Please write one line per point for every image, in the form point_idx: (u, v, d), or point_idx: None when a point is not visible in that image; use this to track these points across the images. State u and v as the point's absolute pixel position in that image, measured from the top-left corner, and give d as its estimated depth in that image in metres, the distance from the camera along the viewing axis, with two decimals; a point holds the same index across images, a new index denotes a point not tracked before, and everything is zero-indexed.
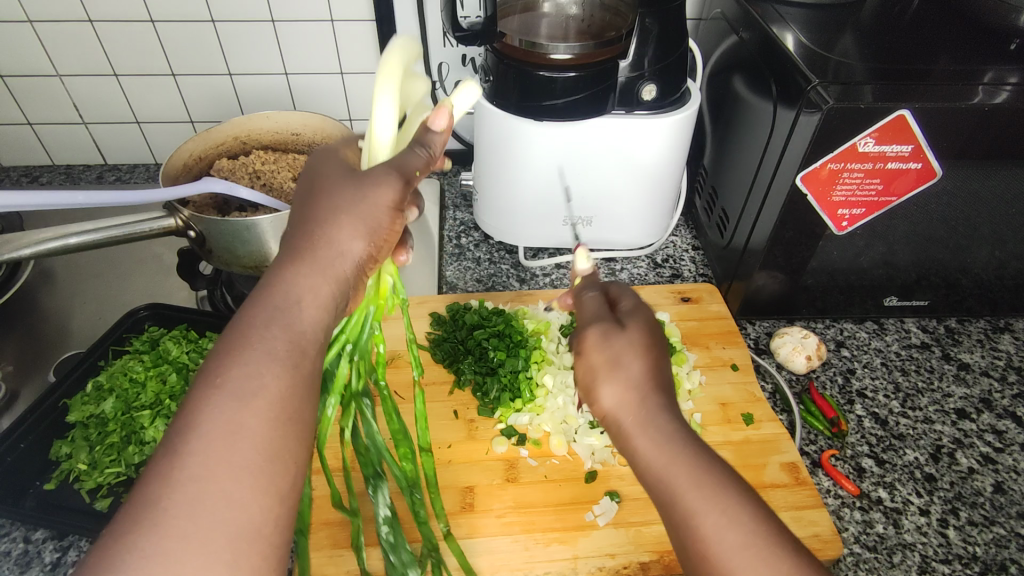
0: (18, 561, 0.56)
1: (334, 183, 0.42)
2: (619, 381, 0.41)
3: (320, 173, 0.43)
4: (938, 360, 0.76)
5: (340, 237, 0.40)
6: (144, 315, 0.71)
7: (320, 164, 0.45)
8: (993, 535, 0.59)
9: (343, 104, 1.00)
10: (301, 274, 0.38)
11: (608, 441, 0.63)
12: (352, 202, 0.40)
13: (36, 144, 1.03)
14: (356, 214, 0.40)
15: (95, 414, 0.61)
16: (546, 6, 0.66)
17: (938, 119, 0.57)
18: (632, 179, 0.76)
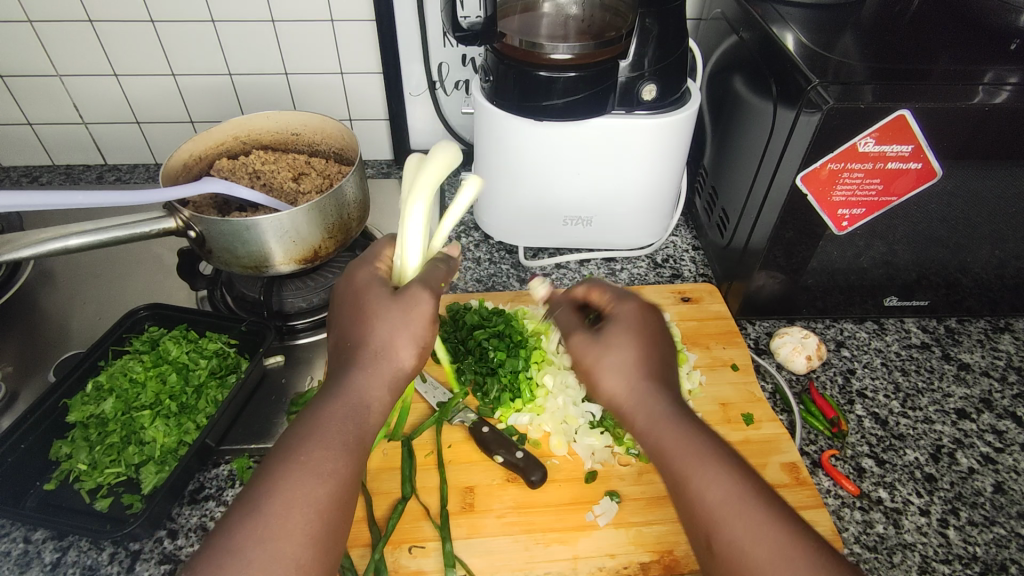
0: (17, 561, 0.56)
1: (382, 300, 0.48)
2: (615, 368, 0.48)
3: (368, 297, 0.49)
4: (938, 360, 0.76)
5: (392, 353, 0.47)
6: (144, 316, 0.70)
7: (362, 284, 0.51)
8: (994, 535, 0.59)
9: (343, 105, 1.00)
10: (360, 377, 0.46)
11: (608, 441, 0.63)
12: (397, 321, 0.47)
13: (36, 144, 1.03)
14: (410, 336, 0.47)
15: (95, 414, 0.61)
16: (546, 6, 0.66)
17: (938, 119, 0.57)
18: (632, 179, 0.76)
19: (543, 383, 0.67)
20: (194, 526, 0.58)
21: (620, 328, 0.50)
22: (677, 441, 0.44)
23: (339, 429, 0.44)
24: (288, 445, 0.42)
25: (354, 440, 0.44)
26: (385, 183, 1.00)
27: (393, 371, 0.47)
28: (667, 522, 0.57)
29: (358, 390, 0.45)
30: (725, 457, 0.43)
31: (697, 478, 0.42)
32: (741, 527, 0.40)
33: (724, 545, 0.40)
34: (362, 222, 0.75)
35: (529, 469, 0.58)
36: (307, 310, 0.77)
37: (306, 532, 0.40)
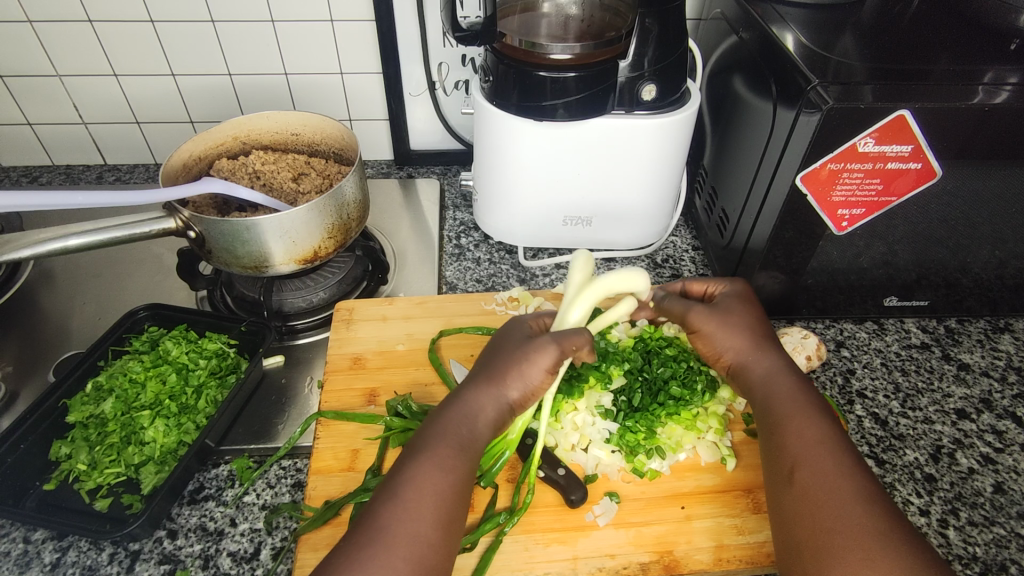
0: (17, 561, 0.56)
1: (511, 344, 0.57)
2: (728, 333, 0.61)
3: (496, 343, 0.59)
4: (938, 360, 0.76)
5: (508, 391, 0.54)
6: (144, 316, 0.70)
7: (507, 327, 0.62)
8: (994, 535, 0.59)
9: (343, 105, 1.00)
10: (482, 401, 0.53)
11: (619, 461, 0.61)
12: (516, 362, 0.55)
13: (35, 144, 1.03)
14: (520, 374, 0.54)
15: (95, 414, 0.61)
16: (546, 6, 0.66)
17: (937, 119, 0.57)
18: (631, 178, 0.76)
19: (573, 398, 0.65)
20: (194, 527, 0.58)
21: (729, 299, 0.64)
22: (788, 398, 0.55)
23: (457, 435, 0.51)
24: (416, 444, 0.50)
25: (468, 447, 0.51)
26: (385, 183, 1.00)
27: (503, 399, 0.54)
28: (666, 521, 0.57)
29: (473, 404, 0.53)
30: (833, 425, 0.53)
31: (794, 425, 0.53)
32: (827, 466, 0.49)
33: (806, 475, 0.49)
34: (362, 222, 0.75)
35: (571, 488, 0.57)
36: (306, 310, 0.77)
37: (434, 513, 0.46)
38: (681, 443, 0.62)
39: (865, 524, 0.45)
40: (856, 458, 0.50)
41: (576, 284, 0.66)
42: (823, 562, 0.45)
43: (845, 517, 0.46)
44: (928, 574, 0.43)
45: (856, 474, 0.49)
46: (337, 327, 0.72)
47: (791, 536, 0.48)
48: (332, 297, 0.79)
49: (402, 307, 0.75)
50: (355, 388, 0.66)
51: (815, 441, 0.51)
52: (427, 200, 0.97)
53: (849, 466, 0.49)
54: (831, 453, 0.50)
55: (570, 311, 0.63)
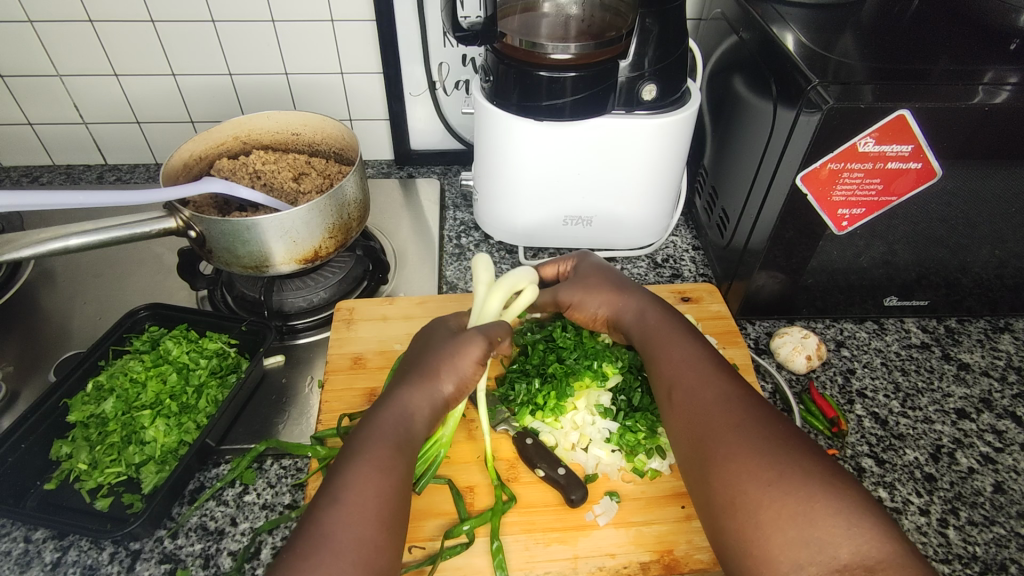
0: (18, 560, 0.56)
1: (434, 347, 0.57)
2: (602, 282, 0.66)
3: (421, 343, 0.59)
4: (938, 359, 0.76)
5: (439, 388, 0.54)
6: (144, 316, 0.70)
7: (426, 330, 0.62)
8: (994, 535, 0.59)
9: (343, 105, 1.00)
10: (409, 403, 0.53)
11: (619, 460, 0.61)
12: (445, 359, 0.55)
13: (36, 144, 1.03)
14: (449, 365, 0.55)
15: (96, 414, 0.61)
16: (546, 6, 0.66)
17: (938, 119, 0.57)
18: (631, 180, 0.76)
19: (573, 397, 0.65)
20: (194, 526, 0.58)
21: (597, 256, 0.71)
22: (658, 329, 0.60)
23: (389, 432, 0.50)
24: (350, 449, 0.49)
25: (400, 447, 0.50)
26: (385, 183, 1.00)
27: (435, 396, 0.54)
28: (666, 520, 0.57)
29: (404, 406, 0.52)
30: (694, 343, 0.58)
31: (665, 351, 0.58)
32: (692, 382, 0.54)
33: (681, 394, 0.54)
34: (362, 222, 0.75)
35: (571, 488, 0.57)
36: (307, 310, 0.77)
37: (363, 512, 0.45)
38: None
39: (735, 425, 0.49)
40: (719, 368, 0.55)
41: (481, 283, 0.68)
42: (708, 465, 0.49)
43: (715, 421, 0.50)
44: (790, 456, 0.46)
45: (719, 382, 0.53)
46: (338, 327, 0.72)
47: (683, 453, 0.52)
48: (332, 297, 0.79)
49: (402, 307, 0.75)
50: (356, 388, 0.66)
51: (683, 362, 0.56)
52: (427, 200, 0.97)
53: (716, 378, 0.54)
54: (697, 370, 0.55)
55: (487, 306, 0.66)
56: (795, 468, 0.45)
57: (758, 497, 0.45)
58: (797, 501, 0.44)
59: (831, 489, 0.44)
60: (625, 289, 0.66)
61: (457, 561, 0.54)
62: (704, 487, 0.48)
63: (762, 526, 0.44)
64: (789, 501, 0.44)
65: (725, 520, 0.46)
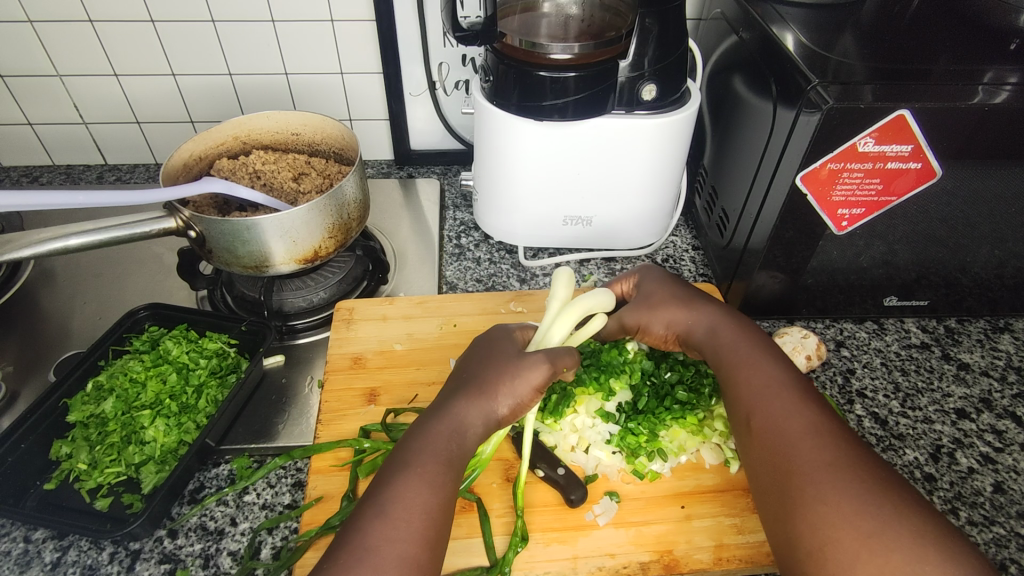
0: (17, 560, 0.56)
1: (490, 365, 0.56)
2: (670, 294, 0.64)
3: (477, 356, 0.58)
4: (938, 359, 0.76)
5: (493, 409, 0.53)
6: (144, 316, 0.70)
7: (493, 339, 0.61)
8: (994, 535, 0.59)
9: (343, 105, 1.00)
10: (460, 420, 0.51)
11: (620, 461, 0.61)
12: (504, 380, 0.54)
13: (36, 144, 1.03)
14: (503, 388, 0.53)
15: (95, 414, 0.61)
16: (546, 6, 0.66)
17: (937, 118, 0.57)
18: (631, 180, 0.76)
19: (573, 400, 0.65)
20: (194, 526, 0.58)
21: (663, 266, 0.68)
22: (734, 348, 0.58)
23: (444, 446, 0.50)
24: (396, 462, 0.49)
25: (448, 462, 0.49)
26: (385, 183, 1.00)
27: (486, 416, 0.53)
28: (667, 521, 0.57)
29: (452, 421, 0.51)
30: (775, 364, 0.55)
31: (744, 373, 0.55)
32: (775, 409, 0.52)
33: (761, 422, 0.52)
34: (362, 222, 0.75)
35: (570, 488, 0.57)
36: (306, 310, 0.77)
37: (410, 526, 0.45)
38: (683, 446, 0.62)
39: (825, 460, 0.47)
40: (804, 395, 0.52)
41: (558, 300, 0.67)
42: (792, 503, 0.46)
43: (801, 452, 0.48)
44: (891, 500, 0.44)
45: (808, 410, 0.51)
46: (337, 327, 0.72)
47: (761, 485, 0.50)
48: (332, 296, 0.79)
49: (402, 307, 0.75)
50: (356, 388, 0.66)
51: (765, 387, 0.54)
52: (427, 200, 0.97)
53: (802, 405, 0.51)
54: (781, 397, 0.52)
55: (559, 324, 0.64)
56: (893, 520, 0.43)
57: (849, 545, 0.43)
58: (900, 559, 0.41)
59: (937, 544, 0.42)
60: (694, 303, 0.63)
61: (456, 561, 0.54)
62: (785, 525, 0.46)
63: (851, 568, 0.42)
64: (888, 550, 0.42)
65: (810, 564, 0.44)
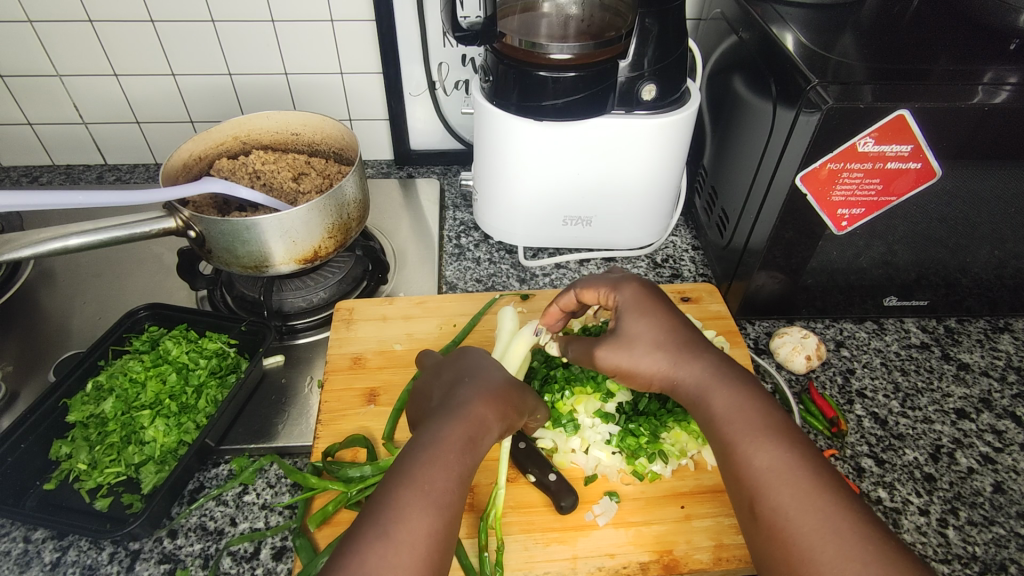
0: (17, 560, 0.56)
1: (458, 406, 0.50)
2: (645, 340, 0.55)
3: (477, 367, 0.56)
4: (938, 359, 0.76)
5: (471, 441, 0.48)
6: (144, 316, 0.70)
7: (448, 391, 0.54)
8: (993, 535, 0.59)
9: (343, 104, 1.00)
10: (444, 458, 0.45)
11: (620, 462, 0.61)
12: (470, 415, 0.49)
13: (35, 144, 1.03)
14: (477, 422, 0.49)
15: (95, 414, 0.61)
16: (546, 6, 0.66)
17: (937, 119, 0.57)
18: (630, 179, 0.76)
19: (573, 402, 0.65)
20: (194, 526, 0.58)
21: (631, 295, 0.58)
22: (735, 417, 0.48)
23: (459, 453, 0.46)
24: (407, 469, 0.44)
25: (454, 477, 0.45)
26: (385, 183, 1.00)
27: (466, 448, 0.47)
28: (667, 521, 0.57)
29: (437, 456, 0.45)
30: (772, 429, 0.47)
31: (740, 449, 0.47)
32: (783, 496, 0.44)
33: (767, 512, 0.44)
34: (362, 222, 0.75)
35: (561, 495, 0.56)
36: (306, 310, 0.77)
37: (428, 547, 0.41)
38: (685, 450, 0.61)
39: (856, 564, 0.40)
40: (823, 475, 0.45)
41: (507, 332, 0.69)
42: None
43: (824, 552, 0.41)
44: None
45: (820, 498, 0.43)
46: (337, 327, 0.72)
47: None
48: (332, 296, 0.79)
49: (402, 307, 0.75)
50: (355, 388, 0.66)
51: (766, 464, 0.46)
52: (427, 200, 0.97)
53: (822, 488, 0.44)
54: (796, 482, 0.44)
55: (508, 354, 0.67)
56: None
57: None
58: None
59: None
60: (675, 353, 0.54)
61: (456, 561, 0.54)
62: None
63: None
64: None
65: None
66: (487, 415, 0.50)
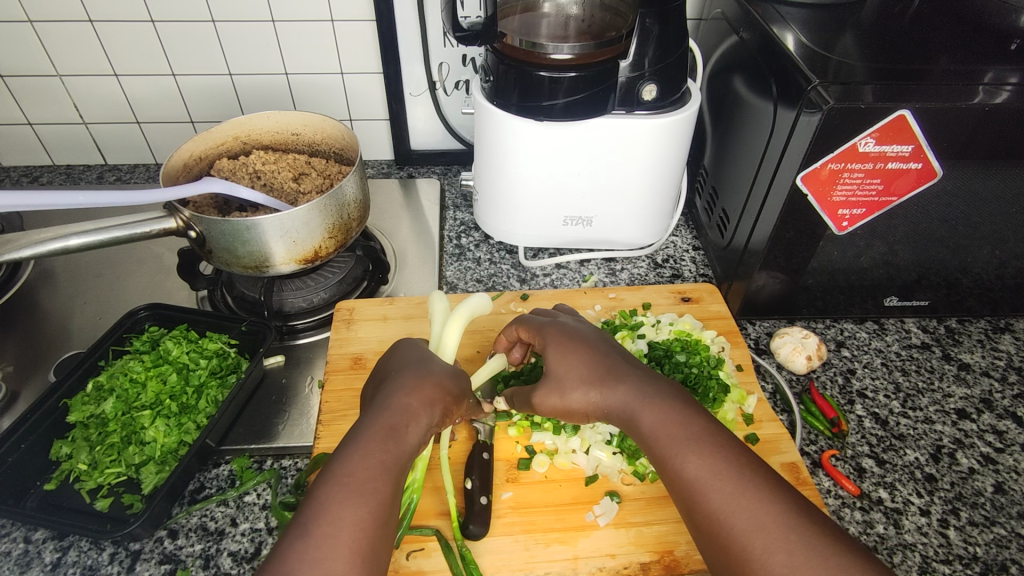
0: (17, 561, 0.56)
1: (393, 395, 0.52)
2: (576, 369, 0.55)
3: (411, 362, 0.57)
4: (938, 360, 0.76)
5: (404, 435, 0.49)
6: (144, 316, 0.70)
7: (381, 380, 0.56)
8: (994, 535, 0.59)
9: (343, 104, 1.00)
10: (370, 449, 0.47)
11: (620, 463, 0.61)
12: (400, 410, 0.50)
13: (36, 144, 1.03)
14: (405, 415, 0.50)
15: (95, 414, 0.61)
16: (546, 6, 0.66)
17: (938, 119, 0.57)
18: (632, 179, 0.76)
19: None
20: (194, 527, 0.58)
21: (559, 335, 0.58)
22: (661, 433, 0.49)
23: (381, 447, 0.47)
24: (334, 469, 0.45)
25: (388, 463, 0.47)
26: (385, 183, 1.00)
27: (397, 438, 0.48)
28: (667, 521, 0.57)
29: (362, 446, 0.47)
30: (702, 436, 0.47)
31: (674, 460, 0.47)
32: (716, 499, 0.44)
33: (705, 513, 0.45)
34: (362, 222, 0.75)
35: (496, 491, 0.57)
36: (306, 310, 0.77)
37: (355, 546, 0.42)
38: None
39: (785, 556, 0.41)
40: (749, 470, 0.45)
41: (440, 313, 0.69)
42: None
43: (757, 549, 0.42)
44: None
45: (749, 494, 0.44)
46: (338, 327, 0.72)
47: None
48: (332, 297, 0.79)
49: (402, 308, 0.75)
50: (355, 388, 0.66)
51: (703, 471, 0.46)
52: (427, 200, 0.97)
53: (748, 485, 0.44)
54: (724, 482, 0.45)
55: (447, 334, 0.67)
56: None
57: None
58: None
59: None
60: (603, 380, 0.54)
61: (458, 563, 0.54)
62: None
63: None
64: None
65: None
66: (416, 409, 0.51)
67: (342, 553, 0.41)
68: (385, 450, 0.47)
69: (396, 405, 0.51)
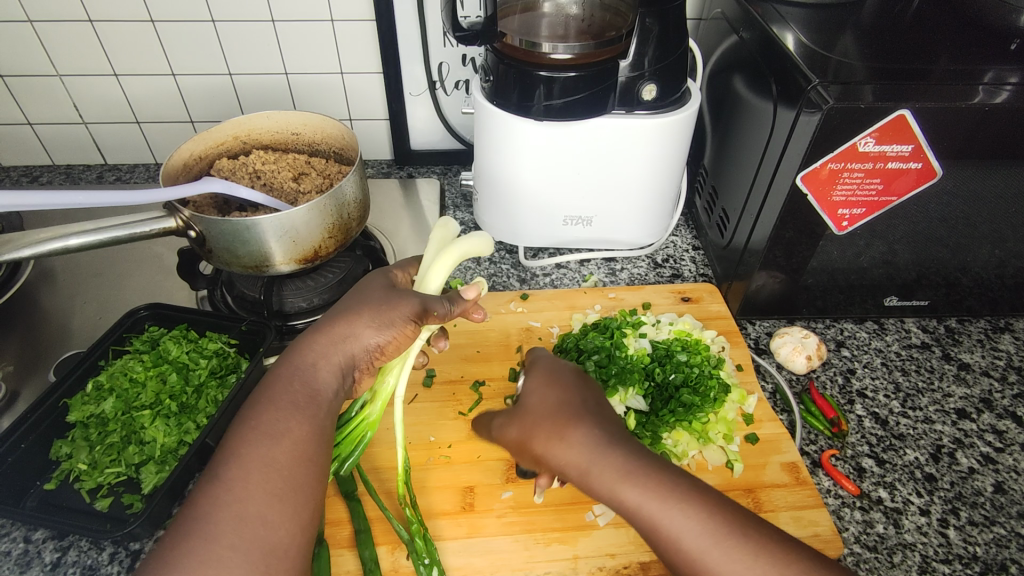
0: (17, 560, 0.56)
1: (308, 339, 0.53)
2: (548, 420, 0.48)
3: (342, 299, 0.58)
4: (938, 359, 0.76)
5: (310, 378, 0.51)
6: (144, 315, 0.70)
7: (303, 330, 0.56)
8: (994, 535, 0.59)
9: (343, 105, 1.00)
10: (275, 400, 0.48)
11: None
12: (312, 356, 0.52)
13: (36, 144, 1.03)
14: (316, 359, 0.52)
15: (95, 414, 0.61)
16: (546, 5, 0.66)
17: (937, 119, 0.57)
18: (631, 179, 0.76)
19: None
20: None
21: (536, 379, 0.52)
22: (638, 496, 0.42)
23: (290, 391, 0.49)
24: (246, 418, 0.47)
25: (296, 406, 0.49)
26: (385, 182, 1.00)
27: (306, 382, 0.50)
28: None
29: (275, 394, 0.49)
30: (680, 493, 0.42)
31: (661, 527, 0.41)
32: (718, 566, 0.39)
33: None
34: (362, 221, 0.75)
35: None
36: (306, 310, 0.77)
37: (267, 485, 0.43)
38: (686, 452, 0.62)
39: None
40: (741, 518, 0.41)
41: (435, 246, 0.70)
42: None
43: None
44: None
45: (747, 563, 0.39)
46: None
47: None
48: (331, 297, 0.78)
49: None
50: None
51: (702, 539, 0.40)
52: (427, 200, 0.97)
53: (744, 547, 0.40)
54: (728, 540, 0.40)
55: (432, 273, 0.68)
56: None
57: None
58: None
59: None
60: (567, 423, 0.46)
61: (457, 561, 0.54)
62: None
63: None
64: None
65: None
66: (325, 349, 0.53)
67: (258, 499, 0.42)
68: (293, 397, 0.49)
69: (308, 350, 0.52)
